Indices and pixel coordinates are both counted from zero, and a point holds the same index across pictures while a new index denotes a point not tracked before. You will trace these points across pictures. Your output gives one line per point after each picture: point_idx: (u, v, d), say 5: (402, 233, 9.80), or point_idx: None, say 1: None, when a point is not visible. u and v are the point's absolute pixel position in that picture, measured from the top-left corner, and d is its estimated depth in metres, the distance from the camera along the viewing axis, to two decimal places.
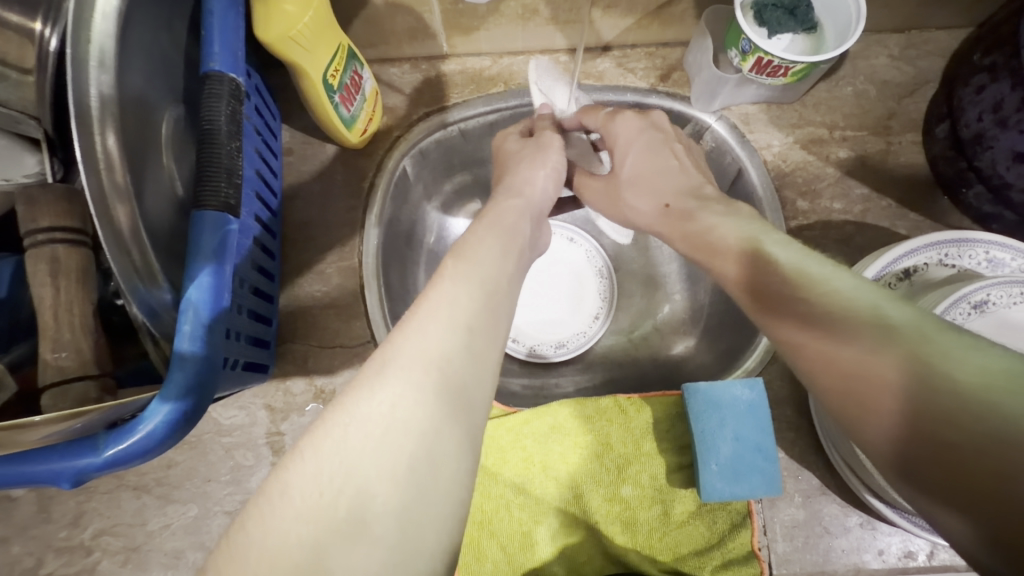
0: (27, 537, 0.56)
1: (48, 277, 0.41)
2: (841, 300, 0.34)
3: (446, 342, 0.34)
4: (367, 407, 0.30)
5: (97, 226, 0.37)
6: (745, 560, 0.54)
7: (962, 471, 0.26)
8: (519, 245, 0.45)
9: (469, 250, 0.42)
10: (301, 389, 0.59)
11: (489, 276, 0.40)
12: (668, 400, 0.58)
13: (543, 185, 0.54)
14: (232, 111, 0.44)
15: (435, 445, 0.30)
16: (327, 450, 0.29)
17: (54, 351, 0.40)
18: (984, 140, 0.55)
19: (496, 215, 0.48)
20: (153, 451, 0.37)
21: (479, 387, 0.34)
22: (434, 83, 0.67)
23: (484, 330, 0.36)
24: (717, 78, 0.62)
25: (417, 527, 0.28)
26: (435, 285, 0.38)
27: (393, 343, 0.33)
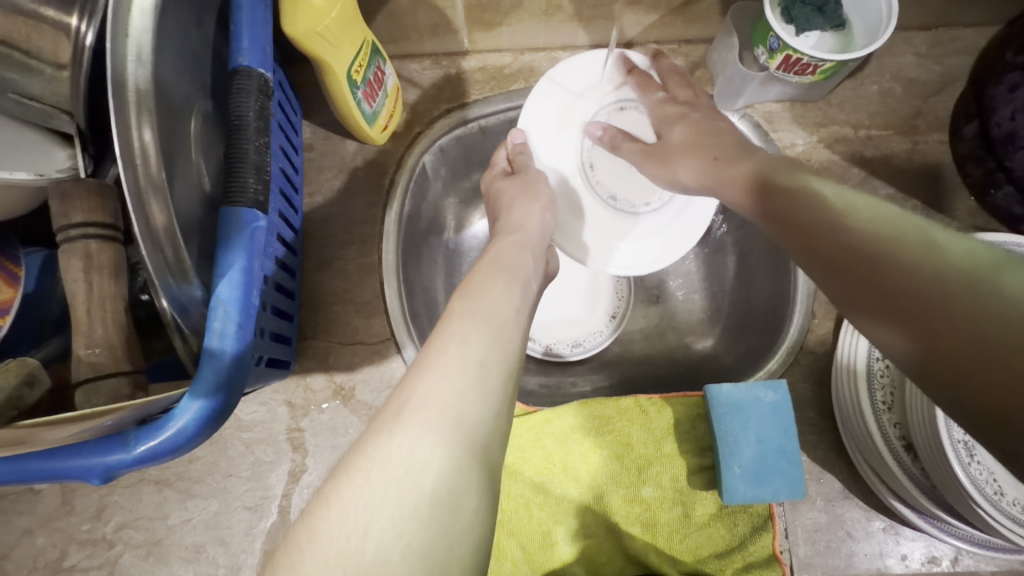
0: (51, 529, 0.57)
1: (81, 273, 0.41)
2: (885, 233, 0.34)
3: (459, 381, 0.35)
4: (388, 451, 0.31)
5: (135, 229, 0.37)
6: (766, 563, 0.53)
7: (981, 396, 0.28)
8: (524, 276, 0.46)
9: (473, 289, 0.42)
10: (320, 385, 0.59)
11: (496, 311, 0.40)
12: (690, 400, 0.58)
13: (543, 219, 0.53)
14: (261, 107, 0.44)
15: (457, 480, 0.31)
16: (349, 496, 0.29)
17: (88, 347, 0.40)
18: (1016, 141, 0.54)
19: (497, 253, 0.48)
20: (182, 449, 0.37)
21: (496, 422, 0.35)
22: (454, 80, 0.67)
23: (496, 365, 0.37)
24: (742, 76, 0.62)
25: (442, 556, 0.29)
26: (445, 323, 0.39)
27: (408, 391, 0.34)
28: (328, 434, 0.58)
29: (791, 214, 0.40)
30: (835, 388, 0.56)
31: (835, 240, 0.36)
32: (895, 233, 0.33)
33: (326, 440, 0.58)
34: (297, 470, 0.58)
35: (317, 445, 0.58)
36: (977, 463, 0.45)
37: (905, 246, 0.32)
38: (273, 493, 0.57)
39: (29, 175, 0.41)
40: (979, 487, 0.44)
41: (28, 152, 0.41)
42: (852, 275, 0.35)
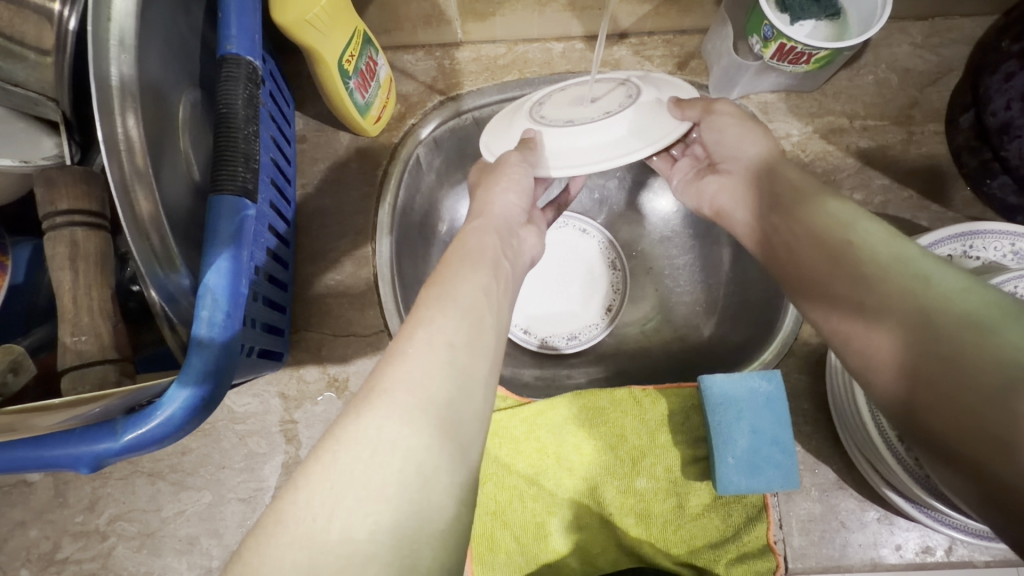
0: (43, 522, 0.57)
1: (67, 261, 0.41)
2: (892, 270, 0.35)
3: (433, 365, 0.34)
4: (354, 432, 0.31)
5: (120, 217, 0.36)
6: (760, 553, 0.53)
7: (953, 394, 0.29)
8: (493, 258, 0.45)
9: (445, 276, 0.41)
10: (314, 377, 0.59)
11: (469, 296, 0.40)
12: (684, 392, 0.58)
13: (505, 199, 0.49)
14: (249, 95, 0.43)
15: (427, 459, 0.31)
16: (316, 478, 0.29)
17: (73, 335, 0.40)
18: (1012, 130, 0.54)
19: (465, 240, 0.46)
20: (171, 438, 0.36)
21: (466, 399, 0.35)
22: (448, 71, 0.67)
23: (466, 346, 0.37)
24: (737, 65, 0.61)
25: (414, 534, 0.29)
26: (421, 306, 0.38)
27: (381, 375, 0.34)
28: (321, 426, 0.58)
29: (801, 240, 0.42)
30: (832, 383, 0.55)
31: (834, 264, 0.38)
32: (889, 266, 0.35)
33: (320, 431, 0.58)
34: (291, 462, 0.58)
35: (310, 437, 0.58)
36: None
37: (885, 274, 0.35)
38: (267, 485, 0.57)
39: (14, 161, 0.41)
40: None
41: (11, 140, 0.40)
42: (849, 303, 0.36)
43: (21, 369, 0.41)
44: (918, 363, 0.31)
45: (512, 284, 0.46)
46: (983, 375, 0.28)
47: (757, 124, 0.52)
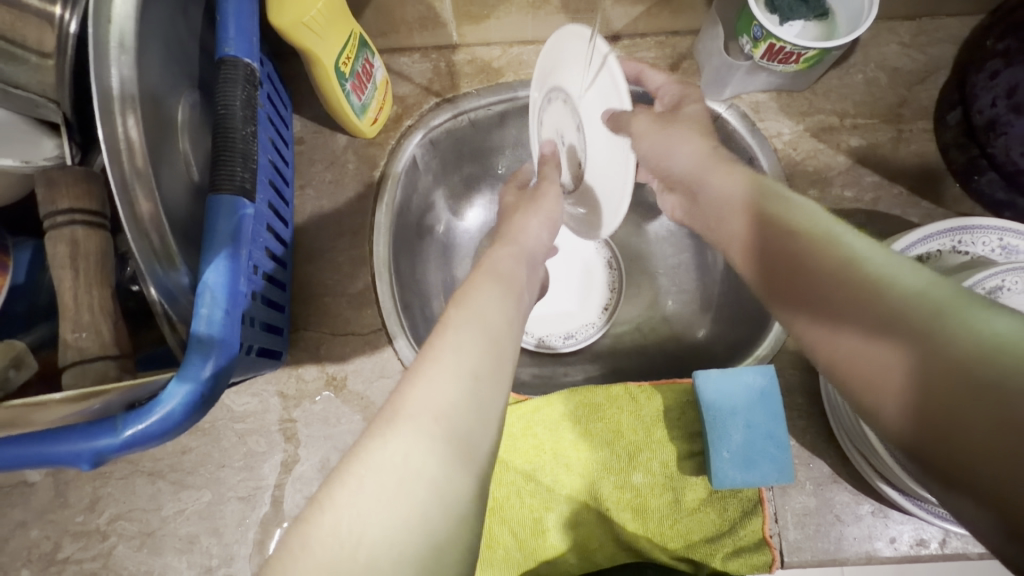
0: (45, 522, 0.57)
1: (68, 259, 0.41)
2: (885, 277, 0.32)
3: (449, 394, 0.34)
4: (381, 458, 0.31)
5: (121, 217, 0.37)
6: (757, 547, 0.54)
7: (973, 432, 0.26)
8: (519, 287, 0.45)
9: (468, 299, 0.41)
10: (313, 376, 0.60)
11: (490, 322, 0.39)
12: (679, 387, 0.59)
13: (537, 234, 0.54)
14: (247, 97, 0.44)
15: (444, 490, 0.31)
16: (341, 503, 0.30)
17: (74, 331, 0.41)
18: (997, 127, 0.55)
19: (493, 262, 0.47)
20: (170, 433, 0.37)
21: (490, 429, 0.35)
22: (443, 73, 0.68)
23: (490, 372, 0.36)
24: (728, 65, 0.62)
25: (433, 563, 0.29)
26: (442, 330, 0.38)
27: (401, 396, 0.34)
28: (320, 424, 0.59)
29: (772, 246, 0.39)
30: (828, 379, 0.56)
31: (811, 274, 0.35)
32: (873, 277, 0.32)
33: (318, 430, 0.59)
34: (289, 460, 0.58)
35: (309, 435, 0.59)
36: None
37: (872, 287, 0.32)
38: (266, 483, 0.58)
39: (14, 162, 0.41)
40: None
41: (15, 142, 0.41)
42: (830, 314, 0.33)
43: (22, 364, 0.42)
44: (929, 395, 0.28)
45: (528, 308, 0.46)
46: (997, 405, 0.25)
47: (682, 128, 0.51)
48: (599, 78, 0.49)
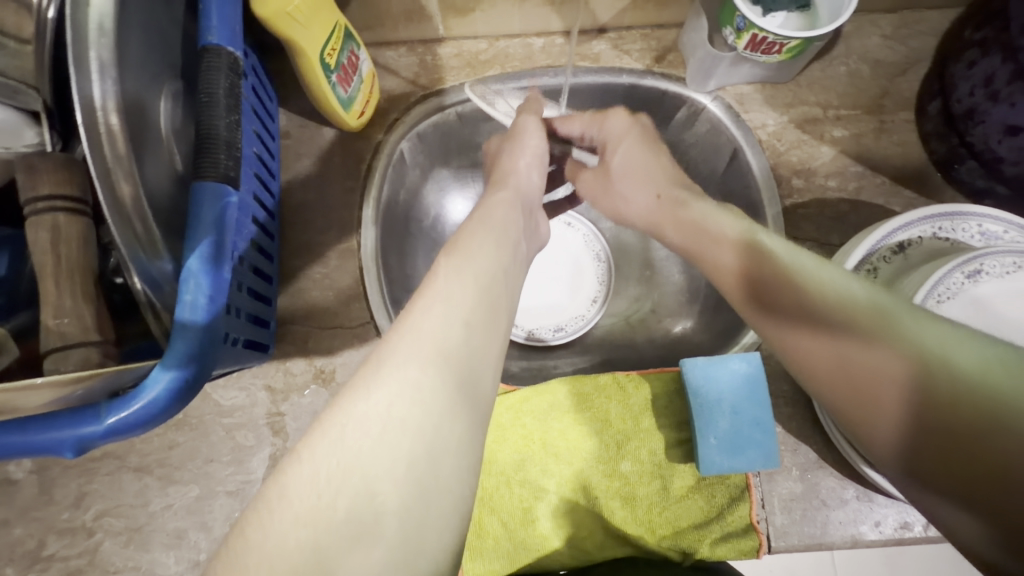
0: (29, 519, 0.56)
1: (49, 244, 0.41)
2: (860, 310, 0.36)
3: (445, 335, 0.33)
4: (364, 406, 0.29)
5: (102, 203, 0.37)
6: (744, 532, 0.54)
7: (973, 460, 0.29)
8: (513, 238, 0.44)
9: (461, 244, 0.40)
10: (301, 369, 0.60)
11: (484, 270, 0.39)
12: (666, 375, 0.59)
13: (528, 174, 0.54)
14: (231, 85, 0.44)
15: (436, 440, 0.29)
16: (321, 450, 0.28)
17: (56, 317, 0.40)
18: (976, 115, 0.55)
19: (487, 209, 0.46)
20: (154, 421, 0.37)
21: (479, 377, 0.34)
22: (430, 66, 0.68)
23: (480, 323, 0.35)
24: (712, 57, 0.63)
25: (420, 517, 0.28)
26: (431, 281, 0.36)
27: (389, 342, 0.32)
28: (309, 418, 0.59)
29: (769, 275, 0.42)
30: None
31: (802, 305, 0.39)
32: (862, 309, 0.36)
33: (307, 423, 0.59)
34: (278, 454, 0.58)
35: (298, 429, 0.58)
36: None
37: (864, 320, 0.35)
38: (254, 477, 0.57)
39: None
40: None
41: None
42: (817, 339, 0.37)
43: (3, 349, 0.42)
44: (930, 422, 0.31)
45: (523, 259, 0.46)
46: (990, 434, 0.29)
47: (627, 178, 0.59)
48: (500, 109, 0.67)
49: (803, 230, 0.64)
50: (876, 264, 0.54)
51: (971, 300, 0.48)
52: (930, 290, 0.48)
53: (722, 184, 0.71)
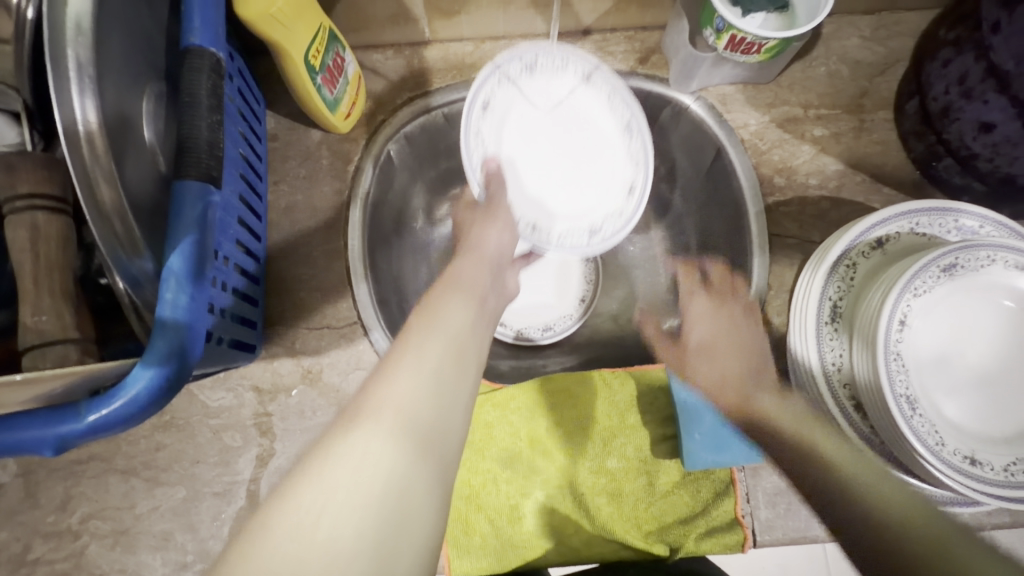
0: (14, 523, 0.56)
1: (28, 244, 0.41)
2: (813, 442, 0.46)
3: (417, 388, 0.34)
4: (345, 448, 0.30)
5: (81, 203, 0.37)
6: (728, 527, 0.55)
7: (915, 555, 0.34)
8: (480, 298, 0.47)
9: (431, 309, 0.42)
10: (288, 370, 0.60)
11: (453, 330, 0.40)
12: (652, 373, 0.61)
13: (499, 238, 0.56)
14: (213, 86, 0.44)
15: (408, 477, 0.30)
16: (302, 492, 0.28)
17: (34, 315, 0.40)
18: (951, 113, 0.56)
19: (456, 272, 0.50)
20: (135, 419, 0.37)
21: (453, 430, 0.35)
22: (417, 69, 0.68)
23: (453, 374, 0.37)
24: (693, 58, 0.64)
25: (393, 546, 0.27)
26: (406, 338, 0.38)
27: (365, 396, 0.34)
28: (296, 418, 0.59)
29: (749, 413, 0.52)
30: (790, 355, 0.58)
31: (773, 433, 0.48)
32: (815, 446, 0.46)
33: (294, 423, 0.59)
34: (265, 454, 0.58)
35: (285, 429, 0.59)
36: (920, 415, 0.47)
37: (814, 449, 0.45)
38: (241, 478, 0.57)
39: None
40: (920, 439, 0.46)
41: None
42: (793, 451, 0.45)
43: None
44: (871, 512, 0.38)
45: (491, 321, 0.47)
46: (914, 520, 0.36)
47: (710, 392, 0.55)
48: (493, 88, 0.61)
49: (785, 228, 0.65)
50: (855, 260, 0.55)
51: (947, 293, 0.49)
52: (906, 284, 0.48)
53: (707, 183, 0.71)
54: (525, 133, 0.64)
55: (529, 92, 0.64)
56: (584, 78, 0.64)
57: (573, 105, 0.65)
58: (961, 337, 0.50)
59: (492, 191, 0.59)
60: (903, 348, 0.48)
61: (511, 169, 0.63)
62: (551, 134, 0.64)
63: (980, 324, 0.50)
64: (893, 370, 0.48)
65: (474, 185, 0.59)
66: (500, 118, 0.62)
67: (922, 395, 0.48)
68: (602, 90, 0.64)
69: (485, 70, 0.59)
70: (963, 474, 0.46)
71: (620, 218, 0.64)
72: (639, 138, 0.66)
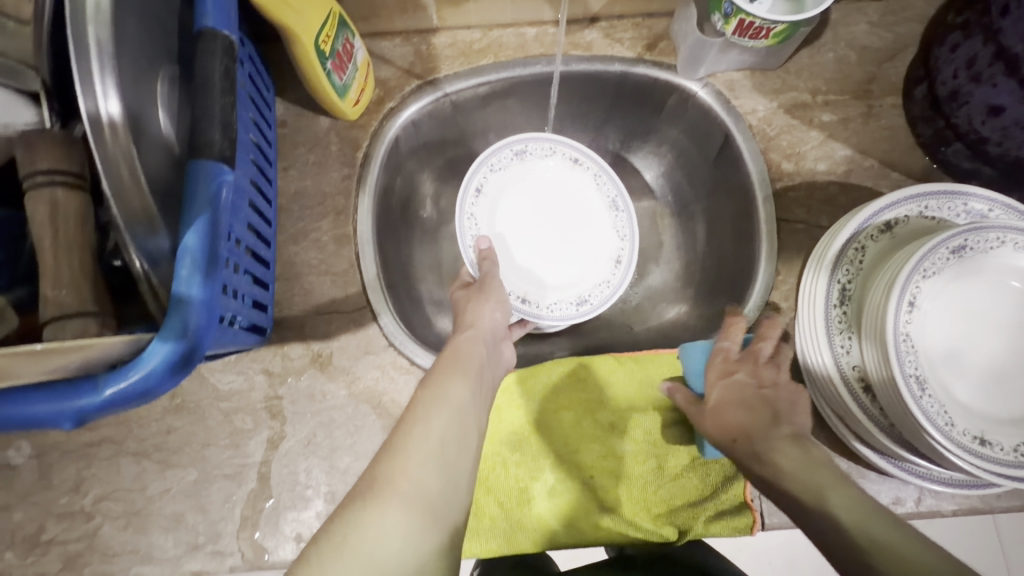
0: (28, 504, 0.57)
1: (47, 219, 0.42)
2: (801, 474, 0.38)
3: (424, 457, 0.41)
4: (363, 517, 0.37)
5: (103, 185, 0.38)
6: (737, 509, 0.56)
7: None
8: (480, 365, 0.51)
9: (436, 377, 0.48)
10: (298, 354, 0.60)
11: (457, 397, 0.47)
12: (663, 358, 0.60)
13: (493, 316, 0.59)
14: (226, 68, 0.44)
15: (417, 541, 0.37)
16: (327, 560, 0.34)
17: (54, 288, 0.41)
18: (960, 97, 0.56)
19: (455, 347, 0.53)
20: (152, 393, 0.37)
21: (457, 488, 0.42)
22: (425, 56, 0.69)
23: (454, 442, 0.44)
24: (701, 43, 0.63)
25: None
26: (414, 408, 0.45)
27: (380, 464, 0.41)
28: (306, 401, 0.59)
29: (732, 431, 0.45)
30: (805, 361, 0.57)
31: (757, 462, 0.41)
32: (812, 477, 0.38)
33: (304, 406, 0.59)
34: (276, 437, 0.58)
35: (295, 412, 0.59)
36: (929, 396, 0.47)
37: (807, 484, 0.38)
38: (252, 460, 0.58)
39: None
40: (930, 419, 0.46)
41: None
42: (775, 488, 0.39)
43: (3, 320, 0.43)
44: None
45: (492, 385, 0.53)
46: None
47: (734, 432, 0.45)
48: (486, 164, 0.70)
49: (793, 213, 0.65)
50: (864, 243, 0.55)
51: (954, 275, 0.49)
52: (915, 266, 0.47)
53: (715, 170, 0.72)
54: (517, 216, 0.73)
55: (523, 173, 0.73)
56: (574, 162, 0.74)
57: (562, 184, 0.75)
58: (969, 320, 0.50)
59: (483, 266, 0.64)
60: (912, 328, 0.48)
61: (504, 250, 0.72)
62: (539, 212, 0.74)
63: (988, 306, 0.50)
64: (903, 351, 0.47)
65: (469, 263, 0.66)
66: (496, 201, 0.72)
67: (930, 376, 0.48)
68: (590, 170, 0.74)
69: (478, 161, 0.68)
70: (972, 454, 0.46)
71: (608, 287, 0.72)
72: (624, 214, 0.74)
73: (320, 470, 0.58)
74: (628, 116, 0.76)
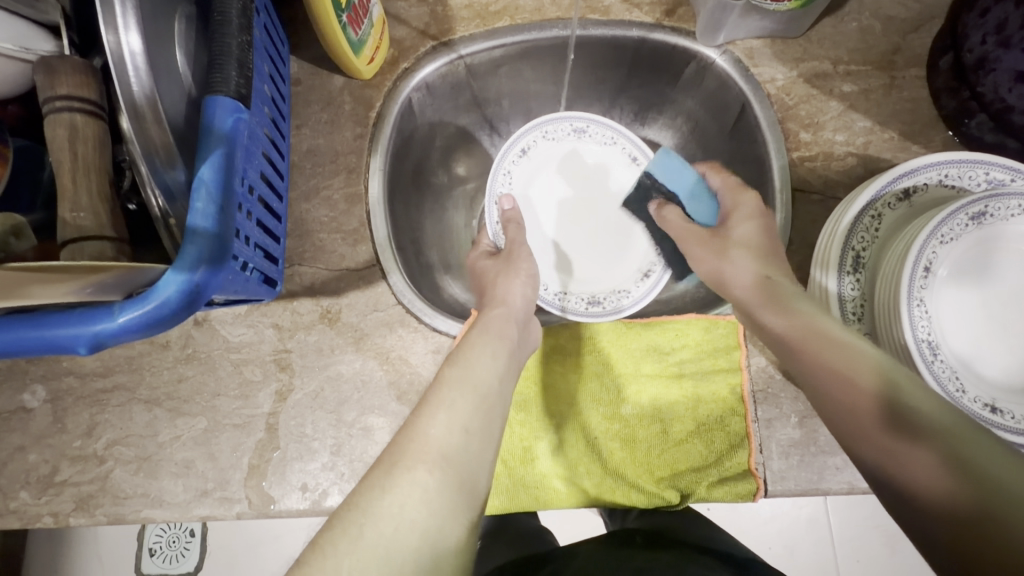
0: (43, 445, 0.58)
1: (67, 143, 0.42)
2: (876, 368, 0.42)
3: (445, 439, 0.42)
4: (380, 507, 0.37)
5: (127, 121, 0.39)
6: (741, 476, 0.55)
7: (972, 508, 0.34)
8: (508, 343, 0.52)
9: (462, 356, 0.49)
10: (307, 309, 0.61)
11: (479, 375, 0.47)
12: (669, 328, 0.60)
13: (523, 291, 0.59)
14: (244, 6, 0.44)
15: (433, 522, 0.37)
16: (341, 548, 0.34)
17: (73, 211, 0.42)
18: (987, 64, 0.55)
19: (484, 321, 0.54)
20: (166, 322, 0.38)
21: (478, 471, 0.42)
22: (440, 17, 0.68)
23: (479, 431, 0.44)
24: (722, 7, 0.62)
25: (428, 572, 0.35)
26: (436, 391, 0.45)
27: (400, 446, 0.41)
28: (314, 355, 0.60)
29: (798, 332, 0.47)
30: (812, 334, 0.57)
31: (827, 361, 0.44)
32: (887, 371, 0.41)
33: (312, 360, 0.60)
34: (284, 389, 0.59)
35: (304, 365, 0.59)
36: (941, 361, 0.47)
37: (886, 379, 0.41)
38: (261, 411, 0.59)
39: (14, 46, 0.42)
40: (942, 384, 0.46)
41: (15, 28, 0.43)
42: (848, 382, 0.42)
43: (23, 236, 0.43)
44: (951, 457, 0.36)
45: (518, 362, 0.53)
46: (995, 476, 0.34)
47: (716, 282, 0.58)
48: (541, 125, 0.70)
49: (809, 184, 0.64)
50: (881, 210, 0.54)
51: (971, 243, 0.48)
52: (934, 230, 0.46)
53: (733, 140, 0.71)
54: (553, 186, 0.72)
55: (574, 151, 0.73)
56: (632, 160, 0.72)
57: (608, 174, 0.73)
58: (985, 291, 0.50)
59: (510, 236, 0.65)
60: (926, 296, 0.47)
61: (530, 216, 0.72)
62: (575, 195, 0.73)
63: (1007, 277, 0.50)
64: (916, 317, 0.47)
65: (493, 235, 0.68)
66: (534, 166, 0.72)
67: (944, 343, 0.48)
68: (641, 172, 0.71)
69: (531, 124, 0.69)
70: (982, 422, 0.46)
71: (624, 297, 0.68)
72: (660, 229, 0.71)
73: (327, 422, 0.59)
74: (646, 85, 0.75)
